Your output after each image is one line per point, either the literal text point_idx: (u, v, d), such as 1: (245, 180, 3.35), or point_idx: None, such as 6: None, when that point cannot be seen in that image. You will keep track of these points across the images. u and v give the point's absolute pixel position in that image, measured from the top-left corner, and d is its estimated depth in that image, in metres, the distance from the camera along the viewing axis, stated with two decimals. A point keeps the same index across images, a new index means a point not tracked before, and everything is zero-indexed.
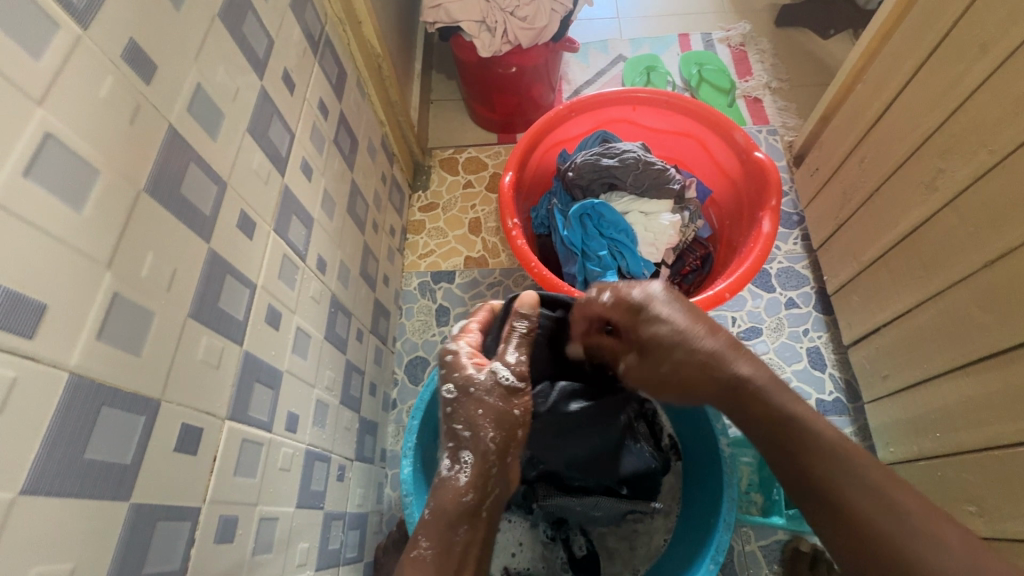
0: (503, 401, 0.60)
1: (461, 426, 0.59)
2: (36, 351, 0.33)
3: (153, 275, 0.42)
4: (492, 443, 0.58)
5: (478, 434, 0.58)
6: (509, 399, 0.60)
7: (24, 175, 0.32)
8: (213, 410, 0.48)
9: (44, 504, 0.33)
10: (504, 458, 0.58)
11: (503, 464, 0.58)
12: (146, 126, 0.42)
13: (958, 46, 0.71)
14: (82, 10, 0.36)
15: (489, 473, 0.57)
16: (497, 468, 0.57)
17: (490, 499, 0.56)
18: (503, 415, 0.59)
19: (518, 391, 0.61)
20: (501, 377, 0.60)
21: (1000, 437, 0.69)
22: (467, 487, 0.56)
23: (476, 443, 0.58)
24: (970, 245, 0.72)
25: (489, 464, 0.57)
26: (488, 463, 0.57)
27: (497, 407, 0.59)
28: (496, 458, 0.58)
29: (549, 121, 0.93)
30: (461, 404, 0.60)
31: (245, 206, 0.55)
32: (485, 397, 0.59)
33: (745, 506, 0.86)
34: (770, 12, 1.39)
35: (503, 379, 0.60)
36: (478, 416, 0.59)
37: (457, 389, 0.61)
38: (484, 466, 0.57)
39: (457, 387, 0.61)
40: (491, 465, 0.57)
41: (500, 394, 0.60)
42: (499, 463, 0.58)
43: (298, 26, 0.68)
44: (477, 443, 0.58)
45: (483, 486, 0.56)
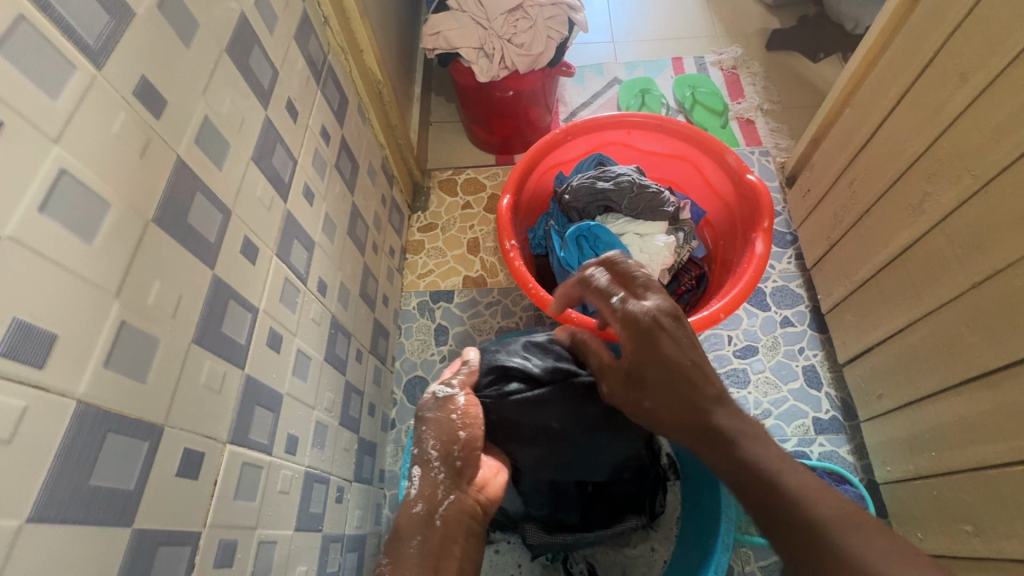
0: (440, 411, 0.66)
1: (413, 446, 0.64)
2: (46, 381, 0.34)
3: (159, 302, 0.43)
4: (433, 452, 0.62)
5: (423, 447, 0.63)
6: (445, 407, 0.66)
7: (39, 210, 0.34)
8: (215, 434, 0.49)
9: (48, 531, 0.33)
10: (452, 465, 0.61)
11: (450, 469, 0.61)
12: (155, 158, 0.43)
13: (940, 74, 0.74)
14: (96, 50, 0.38)
15: (435, 479, 0.60)
16: (445, 474, 0.61)
17: (441, 506, 0.58)
18: (443, 425, 0.64)
19: (454, 399, 0.67)
20: (441, 392, 0.68)
21: (994, 455, 0.70)
22: (416, 500, 0.59)
23: (422, 457, 0.62)
24: (958, 266, 0.73)
25: (436, 470, 0.61)
26: (433, 470, 0.61)
27: (435, 418, 0.65)
28: (442, 466, 0.61)
29: (547, 144, 0.95)
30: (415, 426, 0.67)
31: (248, 232, 0.57)
32: (428, 413, 0.66)
33: (744, 525, 0.87)
34: (761, 37, 1.43)
35: (438, 392, 0.68)
36: (422, 432, 0.65)
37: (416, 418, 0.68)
38: (429, 476, 0.60)
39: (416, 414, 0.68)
40: (434, 471, 0.61)
41: (438, 406, 0.66)
42: (445, 467, 0.61)
43: (302, 56, 0.70)
44: (421, 456, 0.62)
45: (432, 496, 0.59)
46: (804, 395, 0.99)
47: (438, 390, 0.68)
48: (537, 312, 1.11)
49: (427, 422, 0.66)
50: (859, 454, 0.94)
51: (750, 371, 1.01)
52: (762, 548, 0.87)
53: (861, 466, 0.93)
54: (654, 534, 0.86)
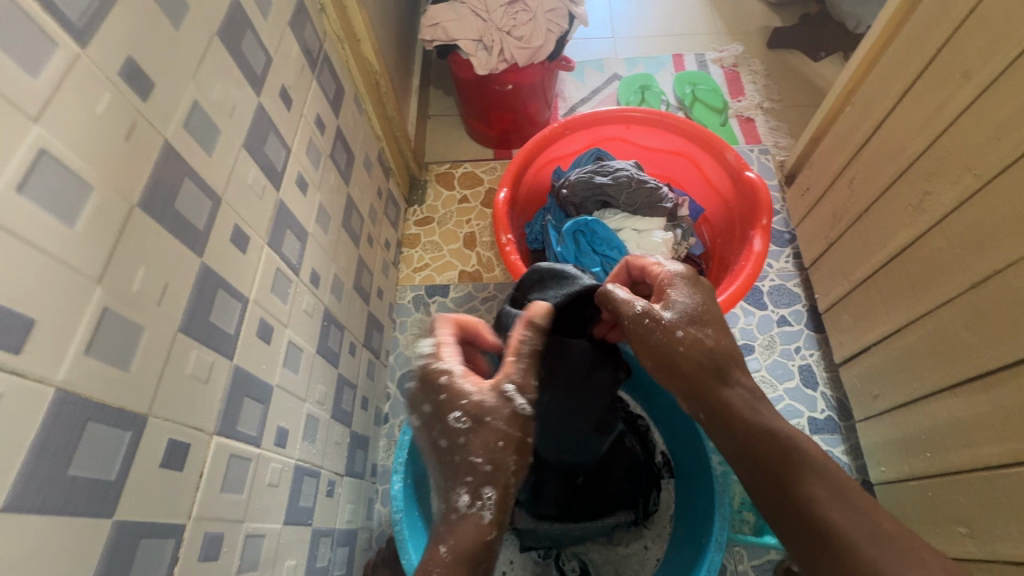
0: (510, 423, 0.57)
1: (474, 455, 0.55)
2: (22, 366, 0.33)
3: (143, 289, 0.42)
4: (506, 467, 0.55)
5: (492, 461, 0.55)
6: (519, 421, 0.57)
7: (17, 190, 0.33)
8: (201, 425, 0.48)
9: (23, 521, 0.32)
10: (513, 481, 0.56)
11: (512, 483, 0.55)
12: (141, 141, 0.42)
13: (942, 73, 0.73)
14: (80, 28, 0.37)
15: (498, 493, 0.54)
16: (515, 489, 0.56)
17: (507, 522, 0.55)
18: (513, 438, 0.56)
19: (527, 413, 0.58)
20: (506, 390, 0.58)
21: (990, 457, 0.69)
22: (490, 519, 0.53)
23: (490, 470, 0.55)
24: (958, 266, 0.73)
25: (502, 483, 0.54)
26: (497, 484, 0.54)
27: (505, 430, 0.56)
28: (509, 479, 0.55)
29: (545, 138, 0.94)
30: (475, 433, 0.56)
31: (239, 220, 0.56)
32: (495, 421, 0.56)
33: (737, 525, 0.87)
34: (762, 35, 1.42)
35: (518, 406, 0.57)
36: (487, 442, 0.55)
37: (468, 419, 0.56)
38: (502, 492, 0.55)
39: (469, 415, 0.57)
40: (503, 485, 0.54)
41: (510, 417, 0.57)
42: (508, 482, 0.55)
43: (297, 44, 0.69)
44: (485, 465, 0.54)
45: (503, 512, 0.55)
46: (800, 395, 0.98)
47: (520, 405, 0.57)
48: None
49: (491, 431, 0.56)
50: (854, 454, 0.94)
51: None
52: (755, 548, 0.87)
53: (855, 466, 0.93)
54: (648, 532, 0.86)
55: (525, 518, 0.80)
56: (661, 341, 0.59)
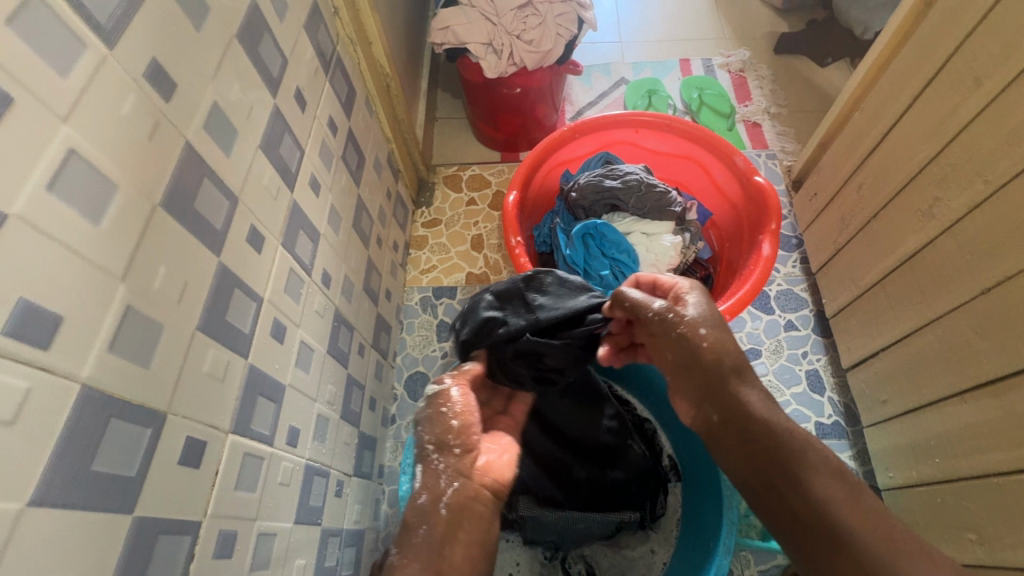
0: (430, 407, 0.60)
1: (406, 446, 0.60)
2: (49, 363, 0.33)
3: (164, 287, 0.42)
4: (430, 445, 0.57)
5: (416, 444, 0.58)
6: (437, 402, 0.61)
7: (47, 189, 0.33)
8: (217, 423, 0.49)
9: (48, 516, 0.33)
10: (457, 455, 0.57)
11: (451, 458, 0.56)
12: (164, 142, 0.43)
13: (953, 80, 0.74)
14: (108, 29, 0.37)
15: (437, 470, 0.55)
16: (447, 463, 0.56)
17: (446, 493, 0.53)
18: (434, 419, 0.59)
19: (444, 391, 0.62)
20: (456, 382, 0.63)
21: (999, 464, 0.69)
22: (421, 490, 0.54)
23: (420, 452, 0.57)
24: (968, 272, 0.73)
25: (437, 461, 0.56)
26: (432, 464, 0.56)
27: (426, 414, 0.60)
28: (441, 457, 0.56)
29: (554, 142, 0.95)
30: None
31: (255, 220, 0.56)
32: (419, 412, 0.61)
33: (745, 529, 0.87)
34: (769, 40, 1.43)
35: (426, 391, 0.64)
36: (416, 430, 0.59)
37: None
38: (431, 468, 0.56)
39: None
40: (435, 462, 0.56)
41: (425, 402, 0.62)
42: (446, 456, 0.56)
43: (311, 46, 0.70)
44: (419, 451, 0.57)
45: (435, 485, 0.54)
46: (806, 400, 0.98)
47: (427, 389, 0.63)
48: None
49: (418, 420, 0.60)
50: (861, 460, 0.94)
51: None
52: (762, 552, 0.87)
53: (863, 472, 0.93)
54: (654, 535, 0.86)
55: (531, 506, 0.79)
56: (674, 338, 0.61)
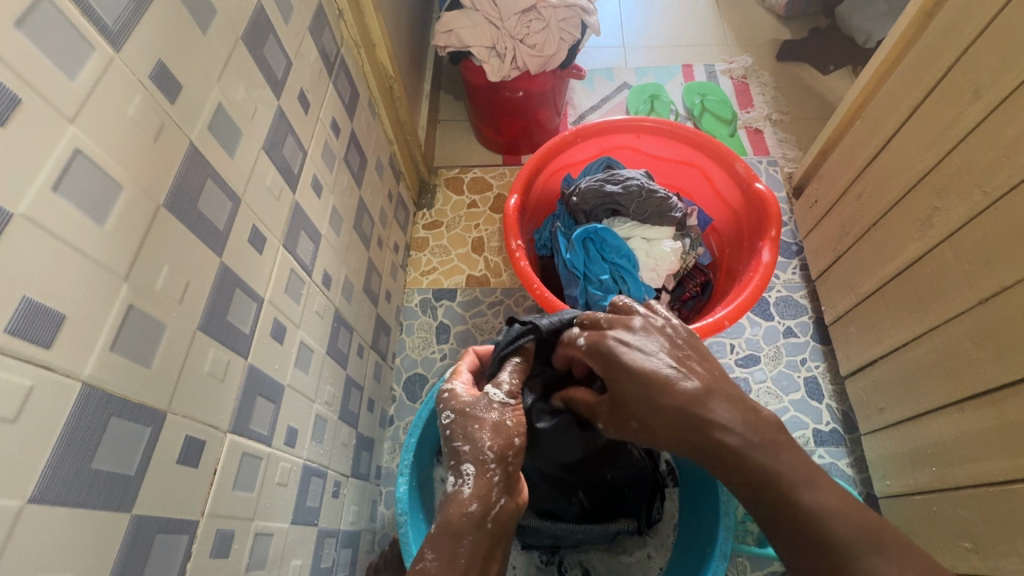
0: (496, 412, 0.60)
1: (459, 441, 0.57)
2: (52, 361, 0.33)
3: (166, 287, 0.43)
4: (491, 452, 0.56)
5: (476, 445, 0.56)
6: (502, 410, 0.60)
7: (53, 189, 0.34)
8: (216, 423, 0.49)
9: (47, 513, 0.33)
10: (506, 468, 0.55)
11: (506, 473, 0.55)
12: (168, 142, 0.43)
13: (953, 90, 0.74)
14: (115, 31, 0.38)
15: (490, 481, 0.54)
16: (501, 477, 0.54)
17: (496, 508, 0.52)
18: (498, 427, 0.58)
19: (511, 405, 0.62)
20: (495, 395, 0.62)
21: (996, 473, 0.69)
22: (470, 498, 0.52)
23: (476, 455, 0.55)
24: (966, 282, 0.73)
25: (492, 471, 0.54)
26: (488, 471, 0.54)
27: (490, 418, 0.59)
28: (498, 466, 0.55)
29: (555, 146, 0.95)
30: (458, 422, 0.59)
31: (257, 221, 0.56)
32: (480, 412, 0.59)
33: (741, 535, 0.87)
34: (771, 47, 1.43)
35: (495, 396, 0.62)
36: (473, 430, 0.57)
37: (453, 413, 0.60)
38: (485, 477, 0.54)
39: (453, 409, 0.60)
40: (492, 473, 0.54)
41: (493, 407, 0.60)
42: (502, 470, 0.55)
43: (315, 48, 0.70)
44: (474, 453, 0.55)
45: (487, 496, 0.53)
46: (804, 407, 0.98)
47: (497, 395, 0.61)
48: (539, 314, 1.11)
49: (478, 421, 0.59)
50: (859, 467, 0.94)
51: (751, 380, 1.01)
52: (758, 559, 0.87)
53: (860, 480, 0.93)
54: (651, 541, 0.86)
55: (530, 516, 0.81)
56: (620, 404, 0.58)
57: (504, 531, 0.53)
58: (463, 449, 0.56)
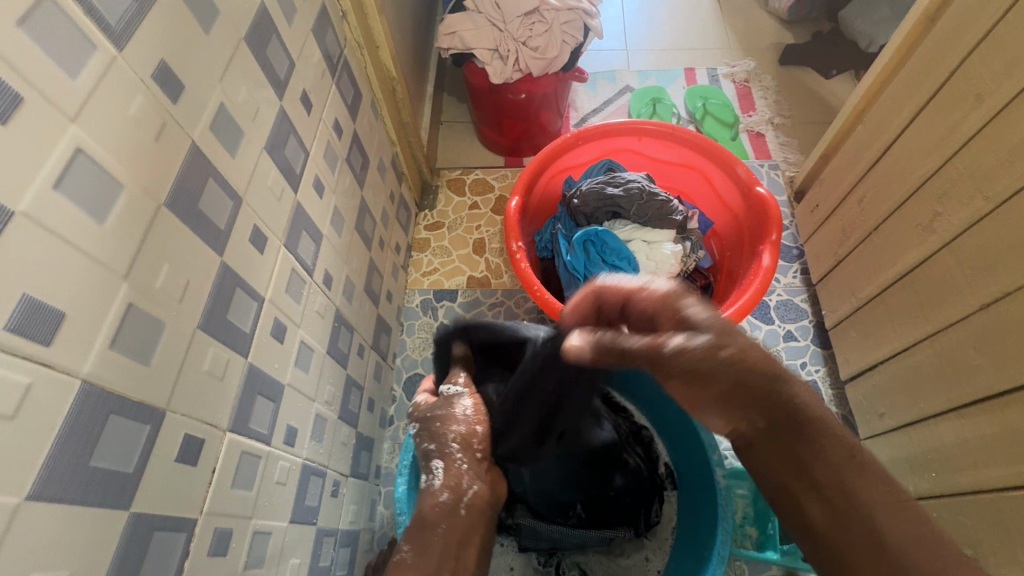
0: (450, 407, 0.65)
1: (429, 443, 0.63)
2: (51, 359, 0.34)
3: (166, 286, 0.43)
4: (455, 445, 0.62)
5: (440, 442, 0.62)
6: (456, 405, 0.65)
7: (54, 187, 0.34)
8: (215, 421, 0.49)
9: (45, 510, 0.33)
10: (472, 455, 0.62)
11: (473, 459, 0.62)
12: (170, 141, 0.43)
13: (955, 95, 0.74)
14: (117, 31, 0.38)
15: (459, 472, 0.60)
16: (468, 463, 0.61)
17: (466, 495, 0.58)
18: (458, 421, 0.64)
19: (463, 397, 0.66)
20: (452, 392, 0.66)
21: (995, 479, 0.69)
22: (441, 489, 0.58)
23: (440, 449, 0.62)
24: (966, 288, 0.73)
25: (459, 461, 0.61)
26: (456, 462, 0.61)
27: (449, 414, 0.64)
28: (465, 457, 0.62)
29: (557, 148, 0.95)
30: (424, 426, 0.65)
31: (258, 221, 0.57)
32: (438, 411, 0.65)
33: (739, 539, 0.86)
34: (774, 51, 1.43)
35: (444, 393, 0.67)
36: (436, 429, 0.64)
37: (419, 417, 0.68)
38: (453, 468, 0.60)
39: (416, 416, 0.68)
40: (458, 463, 0.60)
41: (446, 403, 0.66)
42: (468, 458, 0.62)
43: (318, 49, 0.71)
44: (441, 450, 0.62)
45: (457, 485, 0.58)
46: None
47: (445, 390, 0.67)
48: (540, 315, 1.11)
49: (440, 419, 0.65)
50: None
51: None
52: (756, 563, 0.87)
53: None
54: (648, 544, 0.86)
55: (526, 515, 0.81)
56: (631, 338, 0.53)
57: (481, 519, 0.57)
58: (433, 449, 0.62)
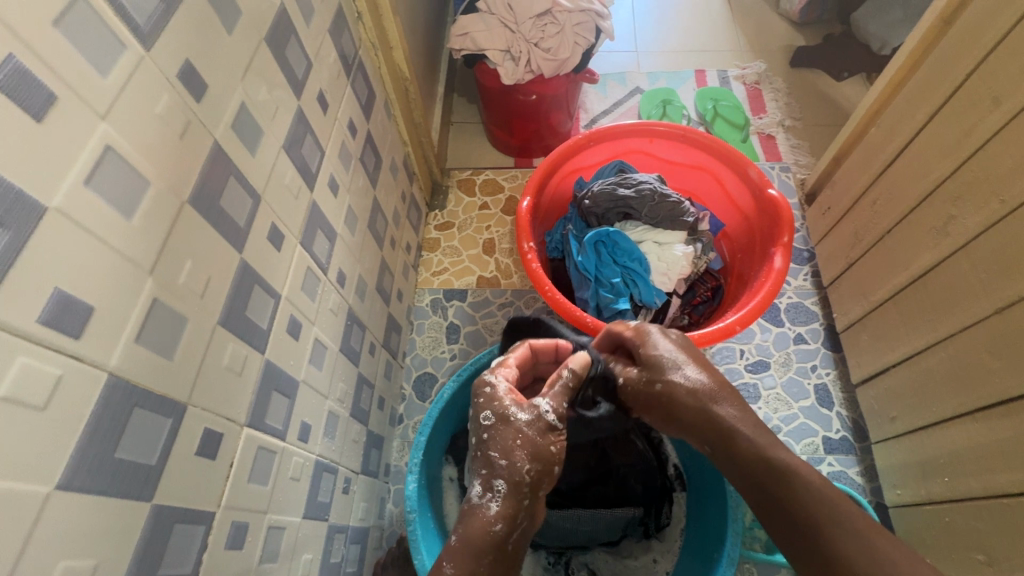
0: (542, 433, 0.55)
1: (497, 453, 0.53)
2: (80, 351, 0.34)
3: (189, 282, 0.44)
4: (527, 475, 0.53)
5: (513, 464, 0.53)
6: (547, 432, 0.55)
7: (85, 183, 0.34)
8: (233, 416, 0.50)
9: (73, 500, 0.34)
10: (535, 492, 0.54)
11: (534, 498, 0.53)
12: (194, 140, 0.44)
13: (971, 98, 0.74)
14: (146, 31, 0.39)
15: (520, 504, 0.52)
16: (528, 501, 0.53)
17: (516, 531, 0.52)
18: (541, 450, 0.54)
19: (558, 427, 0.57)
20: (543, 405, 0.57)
21: (1009, 485, 0.69)
22: (496, 517, 0.51)
23: (510, 474, 0.53)
24: (981, 292, 0.73)
25: (523, 495, 0.53)
26: (520, 494, 0.52)
27: (534, 437, 0.54)
28: (530, 491, 0.53)
29: (569, 149, 0.95)
30: (498, 431, 0.55)
31: (276, 219, 0.57)
32: (524, 424, 0.55)
33: (749, 541, 0.87)
34: (785, 54, 1.43)
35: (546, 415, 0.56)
36: (513, 444, 0.54)
37: (494, 417, 0.56)
38: (516, 500, 0.52)
39: (496, 412, 0.56)
40: (524, 498, 0.52)
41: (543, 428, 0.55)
42: (531, 495, 0.53)
43: (335, 49, 0.71)
44: (510, 472, 0.53)
45: (512, 518, 0.52)
46: (815, 414, 0.98)
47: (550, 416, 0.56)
48: (549, 315, 1.11)
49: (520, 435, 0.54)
50: (869, 476, 0.93)
51: (761, 387, 1.00)
52: (765, 566, 0.86)
53: (870, 489, 0.92)
54: (657, 546, 0.85)
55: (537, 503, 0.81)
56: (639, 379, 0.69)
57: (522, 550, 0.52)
58: (500, 463, 0.53)
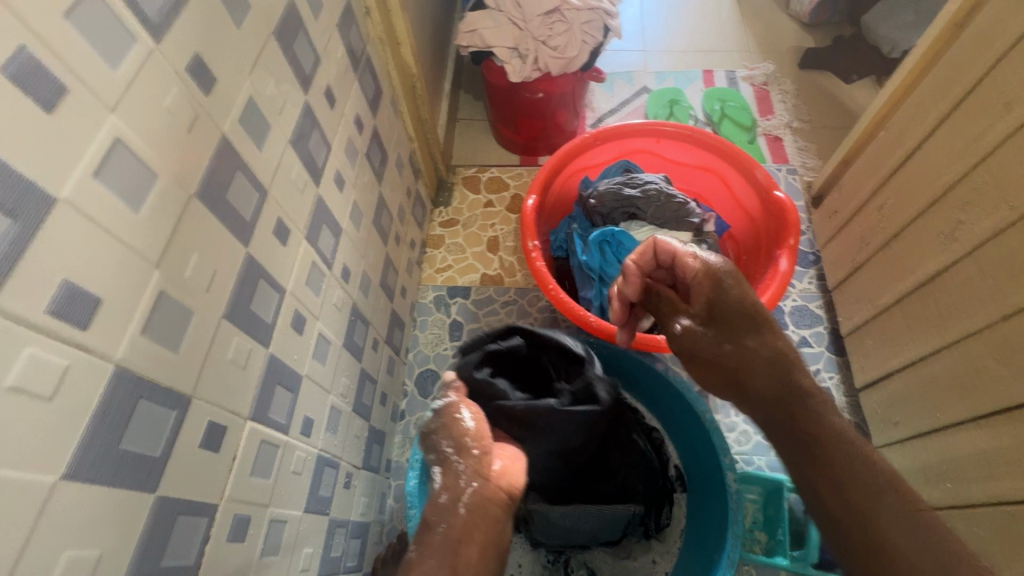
0: (444, 416, 0.64)
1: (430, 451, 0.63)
2: (87, 342, 0.34)
3: (195, 275, 0.44)
4: (449, 448, 0.61)
5: (439, 450, 0.61)
6: (447, 412, 0.64)
7: (93, 176, 0.34)
8: (237, 409, 0.50)
9: (78, 491, 0.34)
10: (472, 457, 0.59)
11: (470, 459, 0.59)
12: (201, 134, 0.44)
13: (983, 103, 0.73)
14: (156, 23, 0.38)
15: (457, 470, 0.58)
16: (466, 466, 0.59)
17: (465, 493, 0.56)
18: (451, 426, 0.62)
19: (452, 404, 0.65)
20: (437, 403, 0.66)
21: (1012, 492, 0.68)
22: (441, 490, 0.57)
23: (441, 457, 0.61)
24: (989, 298, 0.72)
25: (456, 463, 0.59)
26: (454, 463, 0.59)
27: (443, 422, 0.63)
28: (461, 454, 0.60)
29: (575, 148, 0.95)
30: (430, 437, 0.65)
31: (282, 213, 0.57)
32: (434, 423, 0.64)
33: (748, 543, 0.86)
34: (794, 55, 1.42)
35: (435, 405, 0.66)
36: (436, 439, 0.63)
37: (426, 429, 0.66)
38: (452, 469, 0.59)
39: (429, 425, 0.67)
40: (454, 462, 0.59)
41: (439, 414, 0.65)
42: (464, 458, 0.59)
43: (342, 44, 0.71)
44: (442, 456, 0.61)
45: (456, 486, 0.57)
46: None
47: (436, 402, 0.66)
48: (552, 314, 1.11)
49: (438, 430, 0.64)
50: None
51: None
52: (765, 568, 0.86)
53: None
54: (656, 546, 0.86)
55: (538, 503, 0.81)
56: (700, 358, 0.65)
57: (486, 512, 0.55)
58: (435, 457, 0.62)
